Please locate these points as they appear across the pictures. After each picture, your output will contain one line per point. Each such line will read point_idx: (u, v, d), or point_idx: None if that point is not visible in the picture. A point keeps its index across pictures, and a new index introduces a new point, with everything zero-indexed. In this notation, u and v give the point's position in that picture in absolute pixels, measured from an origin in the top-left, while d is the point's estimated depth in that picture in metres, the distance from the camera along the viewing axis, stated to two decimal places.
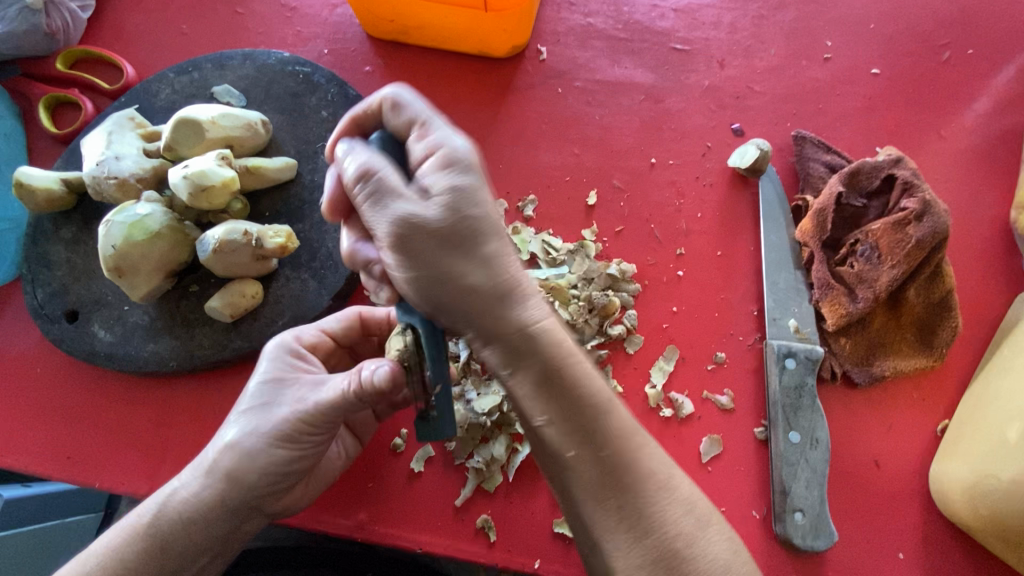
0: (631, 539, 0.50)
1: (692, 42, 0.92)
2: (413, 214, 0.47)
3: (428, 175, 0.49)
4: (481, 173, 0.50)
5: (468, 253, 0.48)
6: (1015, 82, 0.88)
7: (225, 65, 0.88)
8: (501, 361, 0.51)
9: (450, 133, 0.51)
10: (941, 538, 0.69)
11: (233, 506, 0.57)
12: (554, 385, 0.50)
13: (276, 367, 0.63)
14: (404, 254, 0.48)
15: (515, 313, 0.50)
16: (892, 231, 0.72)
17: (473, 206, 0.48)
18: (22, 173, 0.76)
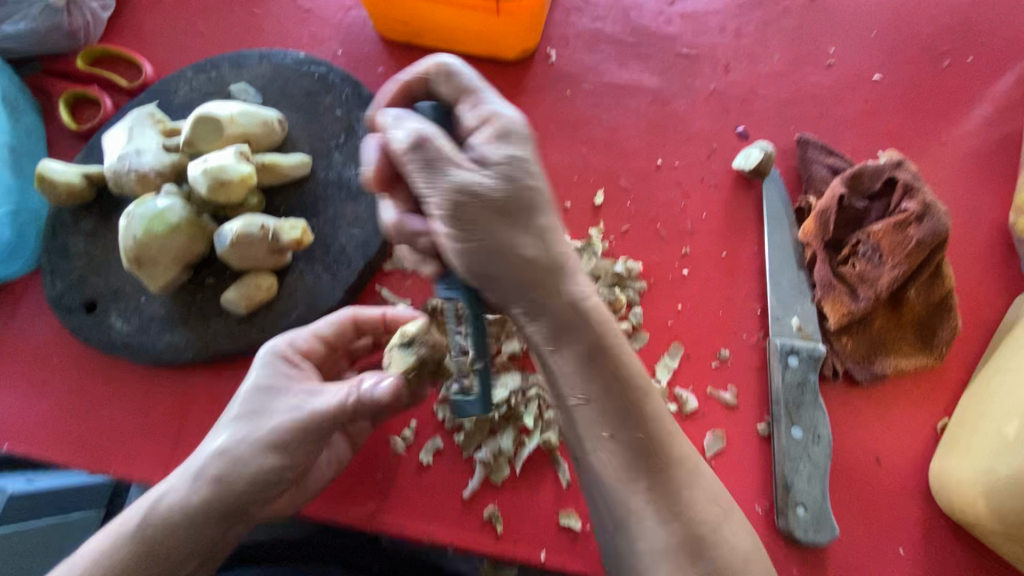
0: (658, 502, 0.57)
1: (698, 47, 0.94)
2: (469, 178, 0.53)
3: (485, 144, 0.54)
4: (533, 143, 0.56)
5: (522, 219, 0.55)
6: (1014, 90, 0.90)
7: (242, 64, 0.90)
8: (549, 336, 0.59)
9: (501, 103, 0.56)
10: (941, 534, 0.70)
11: (220, 512, 0.60)
12: (600, 365, 0.58)
13: (271, 375, 0.65)
14: (457, 223, 0.54)
15: (562, 291, 0.58)
16: (894, 232, 0.74)
17: (527, 178, 0.55)
18: (45, 167, 0.78)
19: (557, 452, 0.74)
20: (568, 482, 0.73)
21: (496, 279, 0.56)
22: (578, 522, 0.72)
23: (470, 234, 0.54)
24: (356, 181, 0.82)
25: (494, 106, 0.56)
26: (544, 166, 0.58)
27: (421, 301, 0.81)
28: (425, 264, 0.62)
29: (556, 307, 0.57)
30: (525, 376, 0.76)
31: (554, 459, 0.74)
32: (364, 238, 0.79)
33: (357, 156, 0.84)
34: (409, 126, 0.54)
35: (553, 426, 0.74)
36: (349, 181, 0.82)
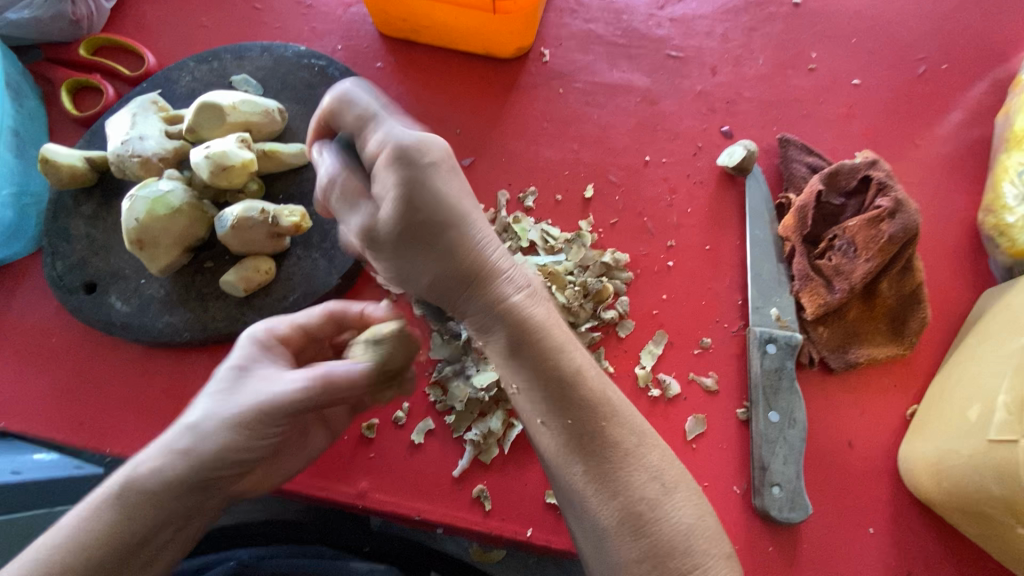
0: (590, 485, 0.56)
1: (686, 49, 0.98)
2: (375, 218, 0.54)
3: (379, 181, 0.53)
4: (430, 170, 0.54)
5: (432, 244, 0.55)
6: (984, 96, 0.94)
7: (244, 55, 0.93)
8: (479, 330, 0.61)
9: (391, 127, 0.54)
10: (908, 513, 0.74)
11: (192, 488, 0.56)
12: (524, 357, 0.58)
13: (245, 354, 0.61)
14: (380, 251, 0.57)
15: (486, 292, 0.59)
16: (867, 227, 0.78)
17: (423, 207, 0.53)
18: (48, 150, 0.79)
19: None
20: None
21: (425, 289, 0.59)
22: None
23: (387, 260, 0.58)
24: None
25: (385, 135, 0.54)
26: (450, 186, 0.55)
27: None
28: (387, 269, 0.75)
29: (480, 308, 0.60)
30: None
31: None
32: None
33: None
34: (329, 174, 0.57)
35: None
36: None
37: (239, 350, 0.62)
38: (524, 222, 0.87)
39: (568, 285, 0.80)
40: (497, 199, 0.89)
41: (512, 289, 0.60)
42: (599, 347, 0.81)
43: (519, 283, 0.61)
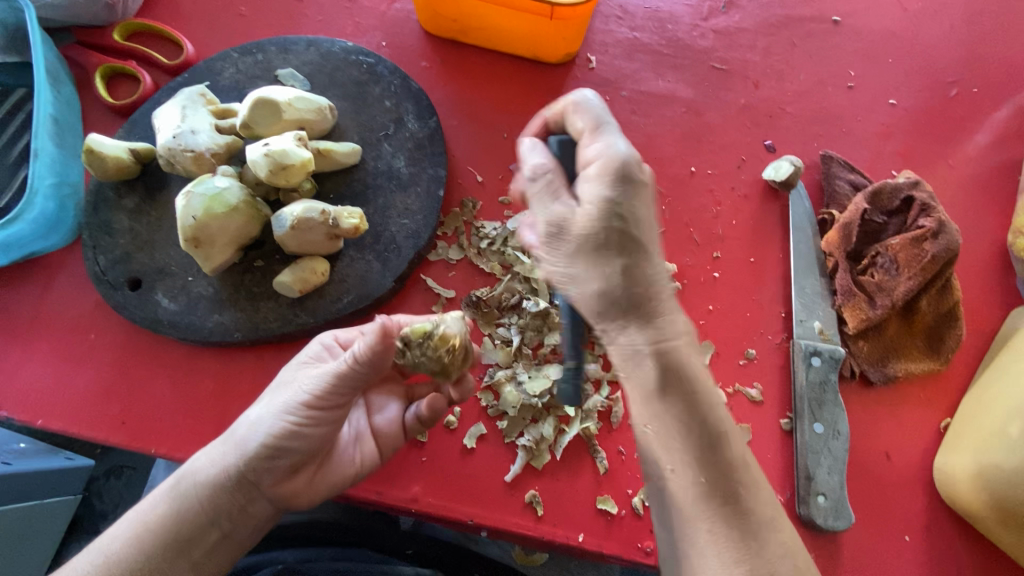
0: (726, 559, 0.50)
1: (730, 62, 0.99)
2: (584, 210, 0.54)
3: (592, 180, 0.55)
4: (634, 184, 0.55)
5: (625, 259, 0.54)
6: (1013, 120, 0.97)
7: (289, 49, 0.91)
8: (625, 361, 0.55)
9: (615, 139, 0.57)
10: (941, 522, 0.77)
11: (236, 478, 0.61)
12: (677, 405, 0.53)
13: (304, 355, 0.68)
14: (554, 248, 0.56)
15: (645, 325, 0.54)
16: (910, 246, 0.81)
17: (624, 216, 0.54)
18: (93, 140, 0.77)
19: (596, 441, 0.78)
20: (606, 469, 0.77)
21: (582, 301, 0.55)
22: (615, 506, 0.76)
23: (556, 254, 0.56)
24: (405, 172, 0.84)
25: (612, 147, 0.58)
26: (647, 205, 0.57)
27: (465, 293, 0.84)
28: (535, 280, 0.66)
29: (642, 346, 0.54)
30: (566, 368, 0.80)
31: (592, 447, 0.77)
32: (414, 228, 0.81)
33: (406, 148, 0.85)
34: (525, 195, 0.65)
35: (592, 416, 0.78)
36: (398, 172, 0.84)
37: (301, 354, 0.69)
38: None
39: None
40: None
41: (680, 332, 0.55)
42: None
43: (685, 331, 0.56)
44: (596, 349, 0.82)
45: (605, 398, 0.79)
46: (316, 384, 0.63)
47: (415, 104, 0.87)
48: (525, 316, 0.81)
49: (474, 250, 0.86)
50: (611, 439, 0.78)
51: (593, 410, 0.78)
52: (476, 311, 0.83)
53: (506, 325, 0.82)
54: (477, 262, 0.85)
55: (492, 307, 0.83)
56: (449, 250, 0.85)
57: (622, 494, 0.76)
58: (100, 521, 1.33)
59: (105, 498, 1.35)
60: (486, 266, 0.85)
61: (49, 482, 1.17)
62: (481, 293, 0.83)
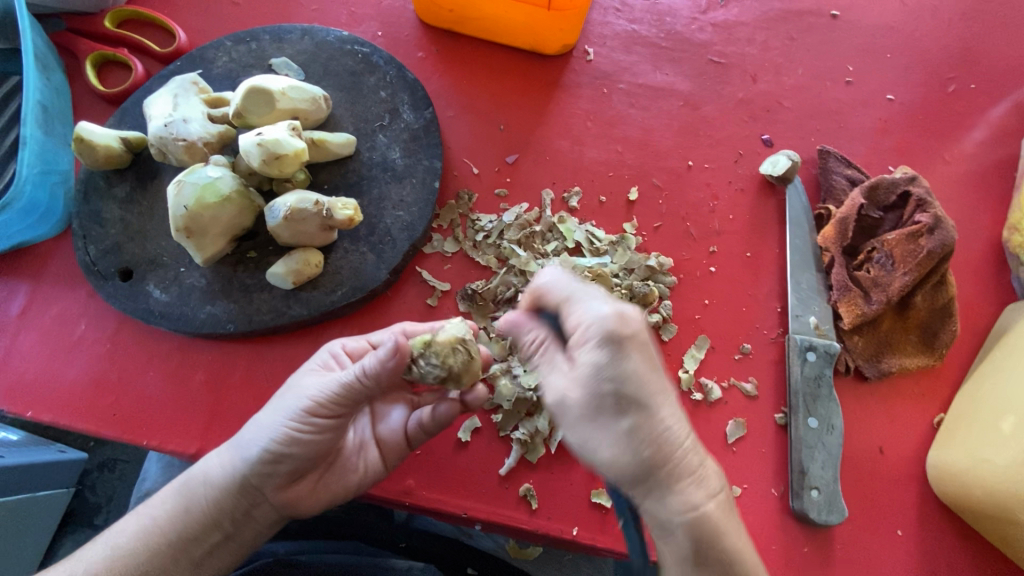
0: None
1: (728, 56, 0.98)
2: (588, 377, 0.49)
3: (589, 345, 0.49)
4: (616, 344, 0.49)
5: (638, 419, 0.49)
6: (1009, 117, 0.97)
7: (283, 38, 0.90)
8: (659, 532, 0.51)
9: (595, 301, 0.52)
10: (934, 517, 0.77)
11: (238, 484, 0.63)
12: (708, 561, 0.50)
13: (312, 363, 0.68)
14: (582, 424, 0.50)
15: (670, 489, 0.49)
16: (906, 242, 0.80)
17: (620, 380, 0.48)
18: (83, 128, 0.76)
19: None
20: None
21: (612, 475, 0.50)
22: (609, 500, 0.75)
23: (583, 423, 0.50)
24: (400, 163, 0.83)
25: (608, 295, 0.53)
26: (642, 353, 0.50)
27: (460, 286, 0.83)
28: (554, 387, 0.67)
29: (679, 513, 0.49)
30: None
31: None
32: (409, 220, 0.81)
33: (402, 139, 0.84)
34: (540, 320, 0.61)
35: None
36: (393, 163, 0.83)
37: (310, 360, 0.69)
38: (569, 222, 0.87)
39: (615, 287, 0.81)
40: (542, 197, 0.89)
41: (710, 490, 0.51)
42: None
43: (714, 486, 0.52)
44: None
45: None
46: (319, 393, 0.62)
47: (411, 95, 0.86)
48: None
49: (469, 243, 0.85)
50: None
51: None
52: (471, 304, 0.82)
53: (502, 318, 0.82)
54: (472, 255, 0.85)
55: (488, 300, 0.82)
56: (445, 243, 0.85)
57: None
58: (93, 514, 1.32)
59: (97, 491, 1.33)
60: (481, 259, 0.84)
61: (40, 475, 1.16)
62: (476, 286, 0.82)
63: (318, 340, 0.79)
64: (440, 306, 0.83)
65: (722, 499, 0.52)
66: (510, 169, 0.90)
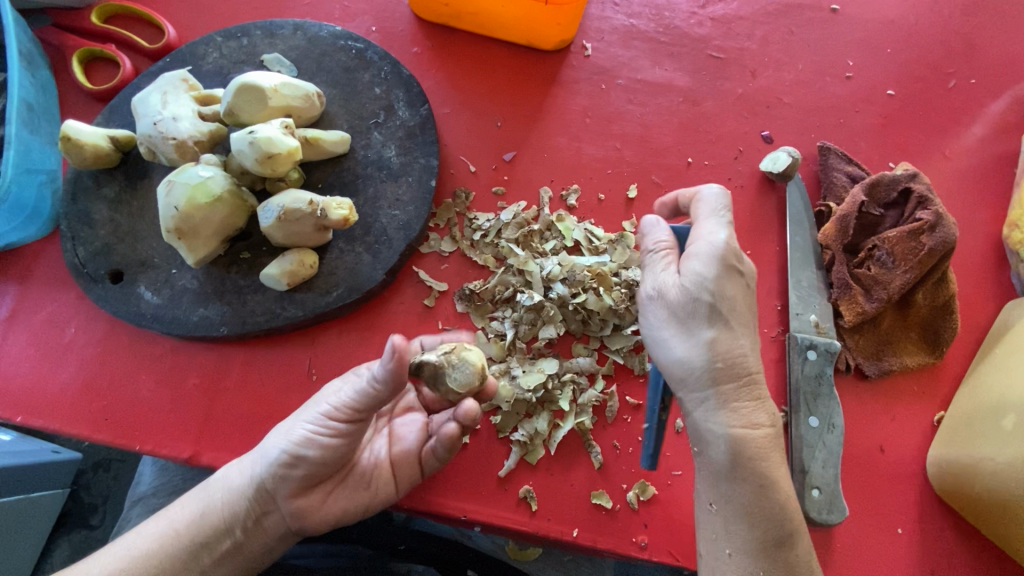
0: (748, 561, 0.61)
1: (727, 51, 0.97)
2: (689, 282, 0.59)
3: (701, 258, 0.59)
4: (725, 268, 0.59)
5: (719, 333, 0.59)
6: (1008, 112, 0.96)
7: (275, 33, 0.88)
8: (704, 435, 0.61)
9: (720, 229, 0.61)
10: (934, 515, 0.77)
11: (255, 488, 0.63)
12: (742, 476, 0.60)
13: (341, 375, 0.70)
14: (674, 322, 0.60)
15: (730, 399, 0.59)
16: (907, 239, 0.80)
17: (718, 294, 0.58)
18: (70, 127, 0.74)
19: (590, 435, 0.77)
20: (600, 463, 0.76)
21: (679, 372, 0.60)
22: (609, 500, 0.75)
23: (677, 321, 0.60)
24: (396, 161, 0.82)
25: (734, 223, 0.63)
26: (740, 286, 0.60)
27: (458, 286, 0.82)
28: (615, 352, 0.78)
29: (731, 424, 0.59)
30: (560, 362, 0.79)
31: (587, 442, 0.77)
32: (405, 220, 0.79)
33: (397, 137, 0.83)
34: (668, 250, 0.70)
35: (587, 410, 0.78)
36: (389, 161, 0.82)
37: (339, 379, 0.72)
38: (568, 221, 0.86)
39: (614, 287, 0.80)
40: (540, 195, 0.88)
41: (765, 417, 0.61)
42: (642, 350, 0.81)
43: (770, 417, 0.61)
44: (592, 342, 0.81)
45: (600, 393, 0.78)
46: (340, 399, 0.63)
47: (406, 91, 0.85)
48: (518, 310, 0.80)
49: (467, 242, 0.84)
50: (605, 433, 0.78)
51: (588, 404, 0.78)
52: (469, 304, 0.81)
53: (500, 318, 0.81)
54: (470, 254, 0.84)
55: (486, 300, 0.82)
56: (442, 242, 0.84)
57: (617, 489, 0.76)
58: (88, 514, 1.30)
59: (93, 491, 1.31)
60: (479, 258, 0.83)
61: (35, 477, 1.15)
62: (474, 286, 0.81)
63: (314, 342, 0.78)
64: (438, 307, 0.82)
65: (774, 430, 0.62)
66: (508, 167, 0.89)
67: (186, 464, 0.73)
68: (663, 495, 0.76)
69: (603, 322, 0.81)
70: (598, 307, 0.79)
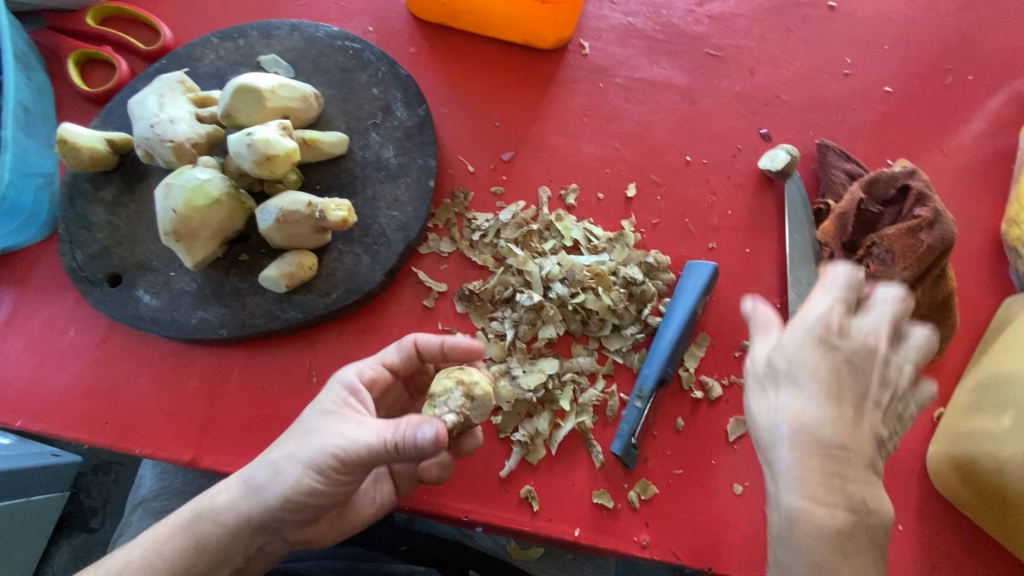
0: None
1: (725, 48, 0.97)
2: (772, 347, 0.55)
3: (793, 326, 0.54)
4: (815, 333, 0.53)
5: (800, 399, 0.51)
6: (1006, 108, 0.96)
7: (272, 34, 0.87)
8: (772, 513, 0.52)
9: (830, 294, 0.54)
10: (935, 512, 0.77)
11: (253, 524, 0.62)
12: (797, 564, 0.50)
13: (328, 400, 0.64)
14: (754, 383, 0.55)
15: (802, 475, 0.49)
16: (906, 236, 0.79)
17: (806, 357, 0.52)
18: (66, 130, 0.74)
19: (591, 435, 0.77)
20: (601, 462, 0.76)
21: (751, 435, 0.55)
22: (611, 500, 0.75)
23: (754, 381, 0.55)
24: (394, 162, 0.81)
25: (872, 306, 0.54)
26: (840, 355, 0.52)
27: (457, 286, 0.82)
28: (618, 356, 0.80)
29: (795, 494, 0.49)
30: (560, 361, 0.80)
31: (587, 441, 0.77)
32: (404, 221, 0.79)
33: (395, 138, 0.82)
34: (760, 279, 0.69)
35: (587, 410, 0.78)
36: (387, 162, 0.81)
37: (324, 395, 0.66)
38: (567, 220, 0.86)
39: (613, 286, 0.81)
40: (539, 195, 0.88)
41: (842, 503, 0.49)
42: (641, 348, 0.81)
43: (847, 500, 0.49)
44: (591, 342, 0.81)
45: (600, 392, 0.79)
46: (343, 449, 0.59)
47: (404, 91, 0.84)
48: (518, 310, 0.80)
49: (466, 242, 0.84)
50: (606, 433, 0.78)
51: (588, 404, 0.78)
52: (469, 304, 0.81)
53: (500, 318, 0.81)
54: (469, 255, 0.83)
55: (486, 301, 0.82)
56: (441, 243, 0.84)
57: (618, 489, 0.76)
58: (88, 517, 1.30)
59: (93, 493, 1.31)
60: (478, 259, 0.83)
61: (34, 481, 1.15)
62: (473, 286, 0.81)
63: (314, 344, 0.78)
64: (437, 308, 0.82)
65: (854, 519, 0.49)
66: (506, 166, 0.89)
67: (186, 467, 0.73)
68: (664, 494, 0.76)
69: (602, 322, 0.81)
70: (598, 307, 0.80)
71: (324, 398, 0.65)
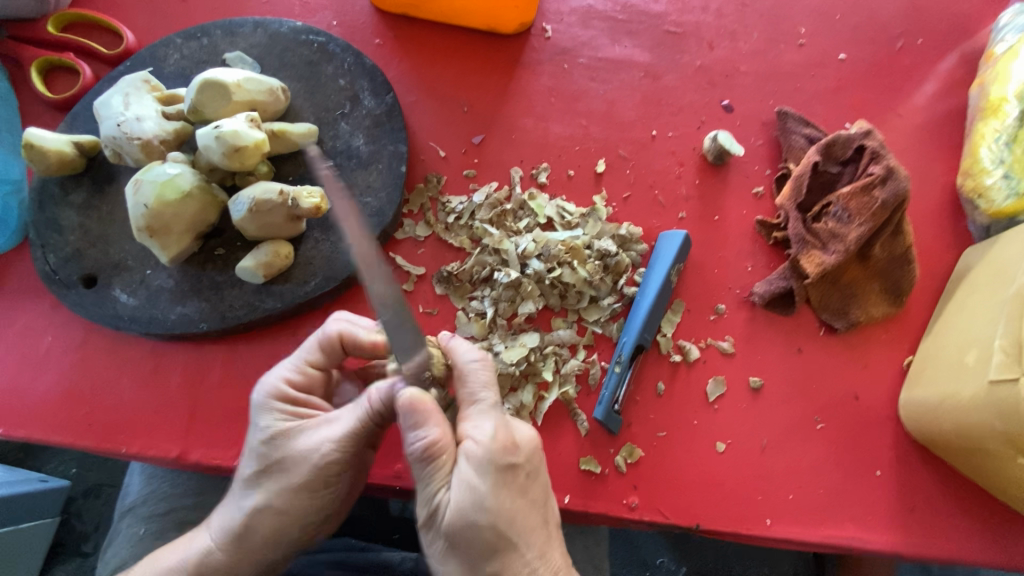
0: None
1: (684, 25, 0.99)
2: (467, 504, 0.53)
3: (473, 468, 0.54)
4: (502, 473, 0.54)
5: (506, 558, 0.54)
6: (957, 68, 1.00)
7: (235, 32, 0.88)
8: None
9: (483, 419, 0.57)
10: (909, 455, 0.80)
11: (258, 557, 0.64)
12: None
13: (267, 418, 0.63)
14: (466, 542, 0.53)
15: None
16: (860, 194, 0.81)
17: (484, 513, 0.53)
18: (32, 134, 0.74)
19: (575, 404, 0.79)
20: (587, 430, 0.78)
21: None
22: (598, 466, 0.77)
23: (467, 543, 0.53)
24: (365, 150, 0.83)
25: (473, 419, 0.57)
26: (512, 481, 0.55)
27: (435, 268, 0.84)
28: (597, 327, 0.82)
29: None
30: (541, 336, 0.81)
31: (572, 411, 0.78)
32: (378, 206, 0.81)
33: (364, 126, 0.83)
34: (471, 430, 0.56)
35: (570, 380, 0.79)
36: (358, 151, 0.82)
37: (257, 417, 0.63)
38: (540, 199, 0.88)
39: (588, 259, 0.83)
40: (511, 175, 0.89)
41: None
42: (620, 318, 0.82)
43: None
44: (570, 315, 0.83)
45: (581, 362, 0.80)
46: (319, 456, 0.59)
47: (371, 81, 0.85)
48: (497, 288, 0.81)
49: (441, 226, 0.85)
50: (590, 401, 0.79)
51: (571, 374, 0.79)
52: (447, 286, 0.83)
53: (480, 297, 0.82)
54: (445, 237, 0.85)
55: (464, 281, 0.83)
56: (416, 227, 0.85)
57: (605, 454, 0.77)
58: (81, 541, 1.28)
59: (84, 518, 1.29)
60: (454, 241, 0.84)
61: (23, 506, 1.13)
62: (452, 268, 0.82)
63: (295, 334, 0.78)
64: (417, 291, 0.83)
65: None
66: (477, 149, 0.90)
67: (175, 464, 0.73)
68: (649, 456, 0.77)
69: (579, 294, 0.82)
70: (574, 280, 0.81)
71: (261, 420, 0.63)
